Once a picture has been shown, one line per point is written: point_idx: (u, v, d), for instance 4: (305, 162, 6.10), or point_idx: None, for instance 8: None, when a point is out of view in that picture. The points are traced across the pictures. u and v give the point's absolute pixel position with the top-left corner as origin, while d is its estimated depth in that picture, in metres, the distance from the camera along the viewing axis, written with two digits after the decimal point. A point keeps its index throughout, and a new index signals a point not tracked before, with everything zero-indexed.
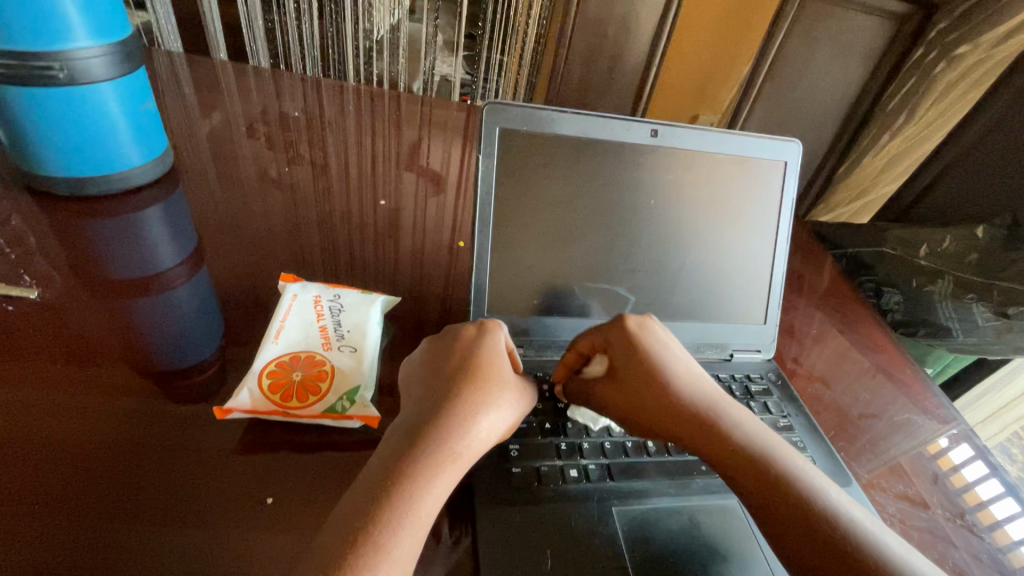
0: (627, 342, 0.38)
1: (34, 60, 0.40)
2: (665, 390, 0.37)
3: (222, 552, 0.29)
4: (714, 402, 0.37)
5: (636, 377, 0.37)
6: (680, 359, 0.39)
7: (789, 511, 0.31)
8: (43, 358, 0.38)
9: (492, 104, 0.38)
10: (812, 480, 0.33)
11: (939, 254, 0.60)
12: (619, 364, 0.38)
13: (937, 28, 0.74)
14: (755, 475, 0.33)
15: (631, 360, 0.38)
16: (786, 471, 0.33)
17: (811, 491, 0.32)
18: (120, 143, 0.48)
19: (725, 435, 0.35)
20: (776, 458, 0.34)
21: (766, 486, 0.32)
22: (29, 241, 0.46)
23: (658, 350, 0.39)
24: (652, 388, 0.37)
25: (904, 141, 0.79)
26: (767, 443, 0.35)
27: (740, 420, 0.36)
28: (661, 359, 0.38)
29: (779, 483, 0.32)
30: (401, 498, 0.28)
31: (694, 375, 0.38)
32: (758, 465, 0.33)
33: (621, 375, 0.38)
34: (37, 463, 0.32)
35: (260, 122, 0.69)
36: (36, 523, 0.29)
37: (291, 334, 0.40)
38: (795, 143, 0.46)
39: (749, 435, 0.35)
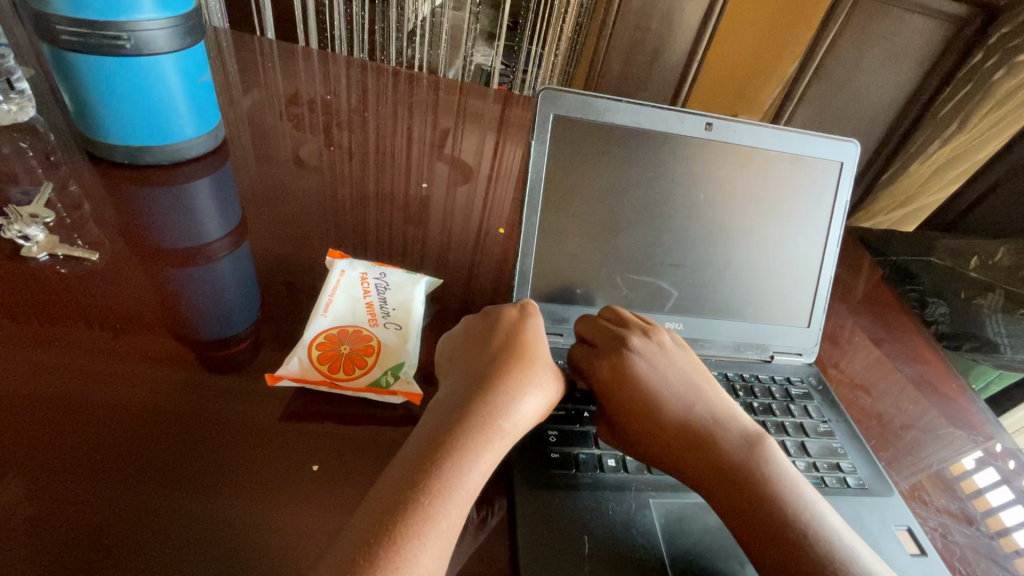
0: (608, 371, 0.38)
1: (105, 30, 0.42)
2: (653, 420, 0.36)
3: (265, 523, 0.30)
4: (709, 426, 0.36)
5: (623, 406, 0.36)
6: (667, 381, 0.38)
7: (765, 542, 0.31)
8: (97, 324, 0.39)
9: (547, 90, 0.38)
10: (801, 504, 0.32)
11: (990, 267, 0.60)
12: (609, 394, 0.37)
13: (999, 33, 0.71)
14: (738, 503, 0.32)
15: (616, 386, 0.37)
16: (778, 492, 0.32)
17: (795, 518, 0.31)
18: (177, 114, 0.49)
19: (719, 463, 0.34)
20: (769, 482, 0.33)
21: (748, 515, 0.32)
22: (84, 207, 0.48)
23: (639, 376, 0.38)
24: (639, 417, 0.36)
25: (955, 148, 0.76)
26: (766, 462, 0.34)
27: (734, 443, 0.35)
28: (645, 385, 0.37)
29: (764, 509, 0.32)
30: (450, 470, 0.28)
31: (683, 398, 0.37)
32: (744, 491, 0.32)
33: (610, 408, 0.37)
34: (94, 425, 0.33)
35: (301, 103, 0.70)
36: (90, 484, 0.30)
37: (339, 307, 0.41)
38: (852, 143, 0.44)
39: (746, 463, 0.34)
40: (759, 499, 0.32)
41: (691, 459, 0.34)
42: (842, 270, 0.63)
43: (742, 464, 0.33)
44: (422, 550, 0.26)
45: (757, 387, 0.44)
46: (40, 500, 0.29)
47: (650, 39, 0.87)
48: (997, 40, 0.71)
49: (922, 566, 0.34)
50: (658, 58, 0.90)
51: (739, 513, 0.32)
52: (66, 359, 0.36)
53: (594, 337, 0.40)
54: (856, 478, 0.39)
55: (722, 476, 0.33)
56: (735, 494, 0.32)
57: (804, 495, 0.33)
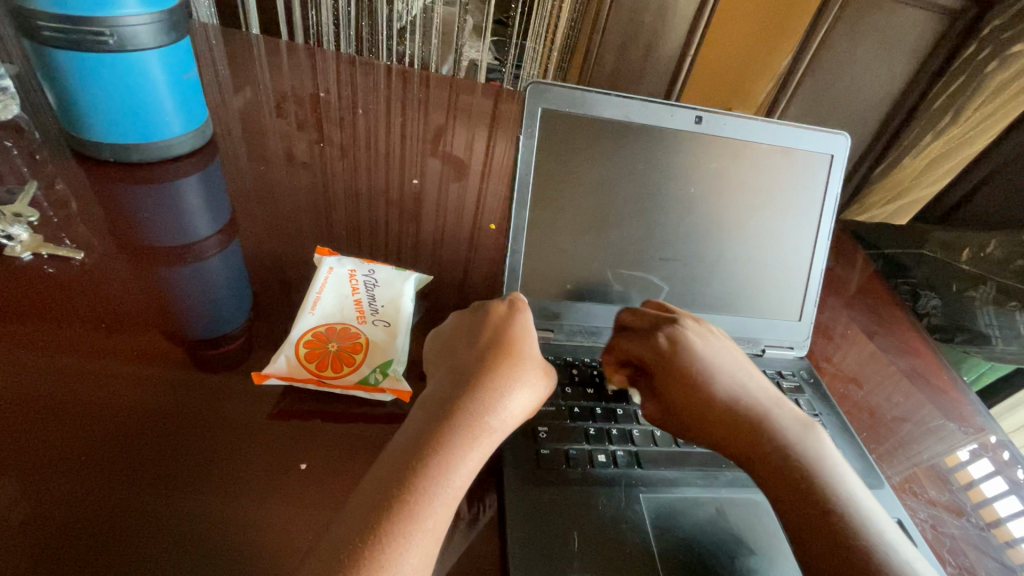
0: (664, 348, 0.38)
1: (87, 25, 0.41)
2: (706, 397, 0.36)
3: (251, 522, 0.30)
4: (763, 407, 0.36)
5: (673, 383, 0.37)
6: (721, 361, 0.38)
7: (810, 518, 0.31)
8: (83, 323, 0.38)
9: (535, 84, 0.38)
10: (848, 489, 0.32)
11: (983, 259, 0.60)
12: (660, 372, 0.38)
13: (993, 24, 0.70)
14: (786, 481, 0.32)
15: (667, 364, 0.38)
16: (823, 475, 0.32)
17: (840, 501, 0.31)
18: (164, 112, 0.48)
19: (767, 442, 0.34)
20: (819, 466, 0.33)
21: (795, 492, 0.32)
22: (71, 205, 0.47)
23: (696, 355, 0.38)
24: (690, 394, 0.36)
25: (947, 143, 0.75)
26: (815, 445, 0.34)
27: (786, 425, 0.35)
28: (700, 362, 0.38)
29: (808, 486, 0.32)
30: (437, 469, 0.28)
31: (739, 378, 0.38)
32: (793, 470, 0.33)
33: (660, 386, 0.38)
34: (77, 426, 0.33)
35: (292, 100, 0.70)
36: (73, 485, 0.30)
37: (327, 305, 0.41)
38: (843, 136, 0.44)
39: (796, 444, 0.34)
40: (807, 478, 0.32)
41: (741, 435, 0.35)
42: (835, 263, 0.63)
43: (793, 445, 0.34)
44: (407, 549, 0.25)
45: None
46: (21, 502, 0.29)
47: (643, 33, 0.87)
48: (991, 32, 0.70)
49: None
50: (651, 52, 0.90)
51: (787, 490, 0.32)
52: (48, 360, 0.36)
53: (641, 324, 0.40)
54: None
55: (774, 454, 0.33)
56: (782, 471, 0.33)
57: (848, 483, 0.33)
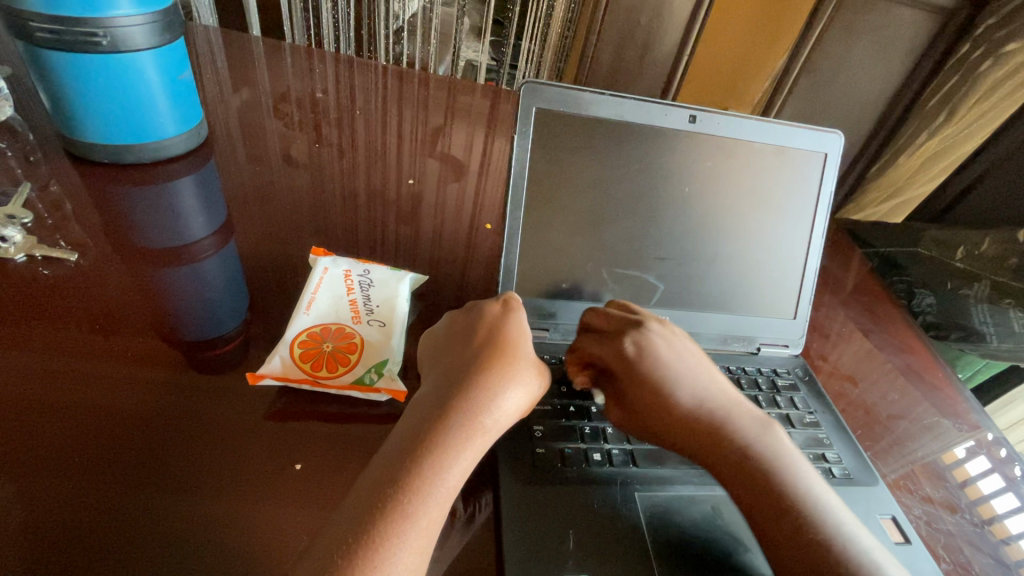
0: (627, 355, 0.39)
1: (80, 26, 0.41)
2: (669, 402, 0.37)
3: (247, 523, 0.30)
4: (724, 411, 0.37)
5: (639, 388, 0.37)
6: (682, 365, 0.39)
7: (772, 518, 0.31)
8: (78, 324, 0.38)
9: (530, 83, 0.38)
10: (809, 486, 0.33)
11: (976, 256, 0.60)
12: (626, 376, 0.38)
13: (985, 25, 0.71)
14: (746, 482, 0.33)
15: (630, 372, 0.38)
16: (781, 473, 0.33)
17: (803, 500, 0.32)
18: (158, 113, 0.48)
19: (727, 445, 0.35)
20: (779, 466, 0.33)
21: (757, 492, 0.32)
22: (66, 206, 0.47)
23: (658, 359, 0.38)
24: (652, 403, 0.37)
25: (943, 140, 0.75)
26: (773, 442, 0.35)
27: (746, 428, 0.35)
28: (662, 368, 0.38)
29: (768, 485, 0.32)
30: (431, 468, 0.28)
31: (700, 383, 0.38)
32: (751, 471, 0.33)
33: (625, 390, 0.38)
34: (70, 427, 0.33)
35: (289, 101, 0.70)
36: (66, 486, 0.30)
37: (322, 305, 0.41)
38: (837, 134, 0.44)
39: (756, 446, 0.34)
40: (769, 478, 0.33)
41: (704, 439, 0.35)
42: (831, 262, 0.63)
43: (752, 447, 0.34)
44: (401, 548, 0.25)
45: (744, 379, 0.44)
46: (14, 503, 0.29)
47: (639, 33, 0.87)
48: (984, 31, 0.71)
49: (906, 554, 0.35)
50: (647, 53, 0.90)
51: (749, 490, 0.33)
52: (42, 362, 0.36)
53: (603, 328, 0.40)
54: (841, 469, 0.39)
55: (736, 457, 0.34)
56: (743, 473, 0.33)
57: (809, 479, 0.33)
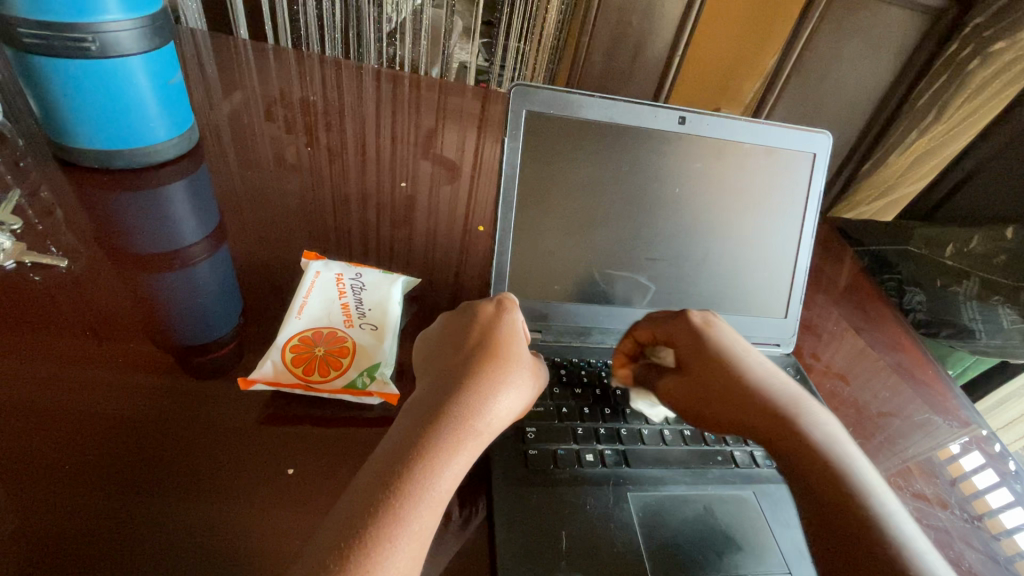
0: (697, 342, 0.39)
1: (68, 32, 0.41)
2: (737, 379, 0.37)
3: (240, 529, 0.30)
4: (792, 396, 0.37)
5: (706, 369, 0.38)
6: (748, 356, 0.39)
7: (832, 498, 0.32)
8: (68, 330, 0.38)
9: (519, 86, 0.38)
10: (870, 481, 0.32)
11: (966, 254, 0.60)
12: (689, 352, 0.39)
13: (972, 23, 0.71)
14: (813, 469, 0.33)
15: (699, 360, 0.39)
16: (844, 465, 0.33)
17: (864, 490, 0.32)
18: (148, 118, 0.48)
19: (793, 430, 0.35)
20: (840, 452, 0.34)
21: (823, 480, 0.32)
22: (56, 213, 0.47)
23: (723, 342, 0.39)
24: (725, 387, 0.37)
25: (933, 138, 0.76)
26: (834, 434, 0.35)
27: (814, 414, 0.36)
28: (730, 357, 0.39)
29: (832, 473, 0.32)
30: (422, 472, 0.28)
31: (766, 372, 0.39)
32: (819, 461, 0.33)
33: (688, 364, 0.39)
34: (59, 435, 0.32)
35: (279, 105, 0.69)
36: (54, 494, 0.30)
37: (314, 309, 0.41)
38: (825, 134, 0.45)
39: (823, 430, 0.35)
40: (829, 460, 0.33)
41: (768, 425, 0.35)
42: (822, 261, 0.63)
43: (814, 429, 0.35)
44: (392, 552, 0.25)
45: None
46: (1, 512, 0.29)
47: (631, 34, 0.88)
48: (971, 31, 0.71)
49: None
50: (640, 52, 0.90)
51: (808, 468, 0.33)
52: (29, 370, 0.35)
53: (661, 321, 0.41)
54: None
55: (802, 443, 0.34)
56: (807, 460, 0.33)
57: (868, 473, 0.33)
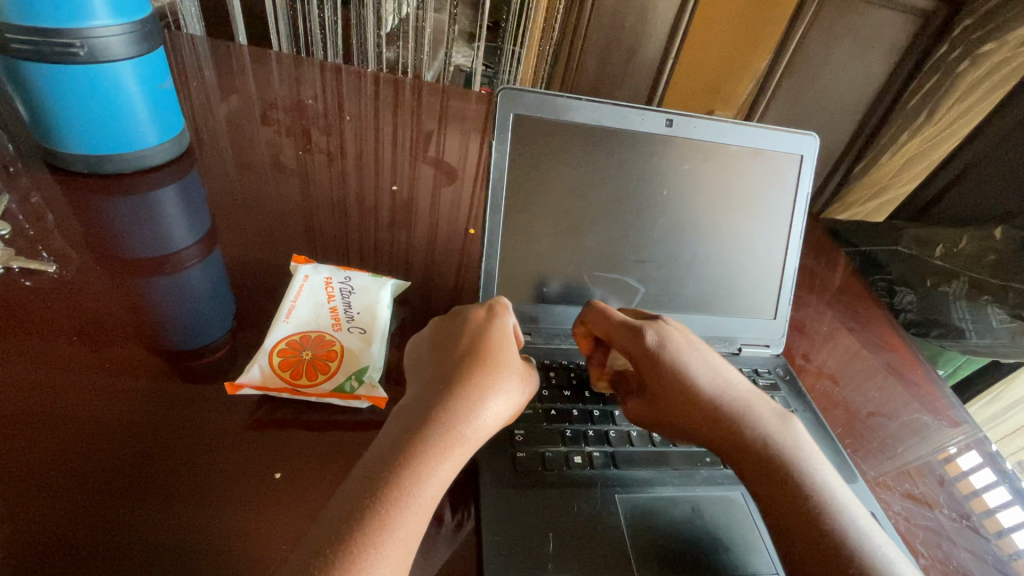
0: (649, 354, 0.37)
1: (56, 37, 0.41)
2: (689, 392, 0.36)
3: (224, 535, 0.30)
4: (745, 403, 0.36)
5: (661, 384, 0.37)
6: (698, 362, 0.38)
7: (790, 510, 0.31)
8: (56, 335, 0.38)
9: (507, 89, 0.38)
10: (832, 491, 0.32)
11: (955, 255, 0.60)
12: (647, 373, 0.37)
13: (962, 25, 0.72)
14: (771, 481, 0.33)
15: (652, 374, 0.37)
16: (802, 476, 0.33)
17: (821, 499, 0.32)
18: (138, 122, 0.48)
19: (748, 440, 0.34)
20: (797, 460, 0.33)
21: (779, 494, 0.32)
22: (46, 217, 0.47)
23: (678, 354, 0.37)
24: (678, 402, 0.36)
25: (923, 141, 0.76)
26: (792, 439, 0.35)
27: (768, 423, 0.35)
28: (682, 369, 0.37)
29: (789, 485, 0.32)
30: (410, 480, 0.28)
31: (718, 377, 0.37)
32: (776, 475, 0.33)
33: (648, 385, 0.38)
34: (41, 442, 0.32)
35: (277, 108, 0.70)
36: (35, 503, 0.30)
37: (302, 313, 0.41)
38: (812, 135, 0.45)
39: (775, 441, 0.34)
40: (786, 471, 0.33)
41: (722, 436, 0.35)
42: (816, 262, 0.63)
43: (764, 439, 0.34)
44: (378, 559, 0.25)
45: None
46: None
47: (625, 35, 0.89)
48: (960, 33, 0.72)
49: None
50: (634, 57, 0.91)
51: (763, 482, 0.33)
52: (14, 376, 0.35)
53: (610, 330, 0.39)
54: None
55: (757, 454, 0.34)
56: (764, 473, 0.33)
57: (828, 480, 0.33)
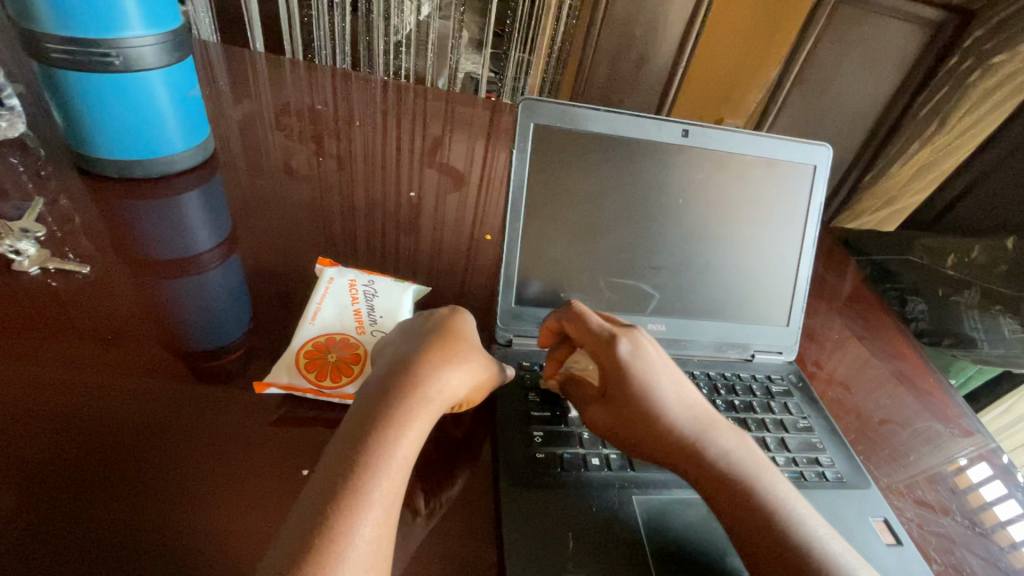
0: (620, 363, 0.36)
1: (93, 47, 0.42)
2: (653, 411, 0.36)
3: (248, 529, 0.31)
4: (701, 422, 0.36)
5: (625, 397, 0.36)
6: (666, 377, 0.37)
7: (752, 535, 0.31)
8: (84, 337, 0.39)
9: (528, 100, 0.39)
10: (795, 511, 0.32)
11: (967, 264, 0.60)
12: (610, 382, 0.37)
13: (973, 36, 0.72)
14: (735, 504, 0.33)
15: (619, 387, 0.36)
16: (763, 498, 0.33)
17: (785, 518, 0.32)
18: (166, 128, 0.50)
19: (708, 460, 0.34)
20: (756, 481, 0.34)
21: (742, 518, 0.32)
22: (74, 220, 0.48)
23: (648, 369, 0.37)
24: (641, 418, 0.36)
25: (934, 151, 0.76)
26: (751, 459, 0.35)
27: (724, 441, 0.35)
28: (650, 382, 0.36)
29: (752, 509, 0.32)
30: (377, 446, 0.29)
31: (683, 394, 0.37)
32: (740, 498, 0.33)
33: (609, 397, 0.36)
34: (27, 435, 0.33)
35: (291, 115, 0.71)
36: (55, 496, 0.30)
37: (327, 315, 0.42)
38: (825, 146, 0.46)
39: (734, 461, 0.34)
40: (746, 488, 0.33)
41: (682, 457, 0.35)
42: (825, 270, 0.64)
43: (725, 460, 0.34)
44: (358, 522, 0.26)
45: (738, 385, 0.45)
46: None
47: (635, 46, 0.90)
48: (972, 44, 0.72)
49: (899, 555, 0.35)
50: (644, 63, 0.92)
51: (726, 506, 0.33)
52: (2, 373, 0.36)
53: (583, 337, 0.38)
54: (834, 473, 0.39)
55: (718, 475, 0.34)
56: (726, 496, 0.33)
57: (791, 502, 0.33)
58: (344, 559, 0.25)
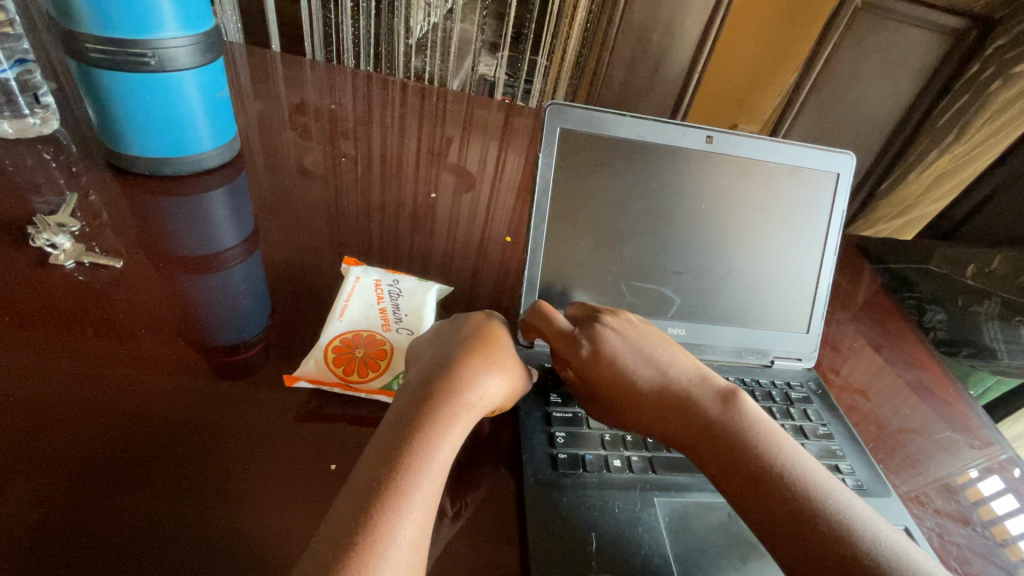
0: (588, 358, 0.38)
1: (130, 47, 0.43)
2: (636, 391, 0.37)
3: (280, 522, 0.31)
4: (692, 392, 0.36)
5: (605, 386, 0.38)
6: (641, 358, 0.38)
7: (759, 496, 0.31)
8: (118, 331, 0.40)
9: (554, 104, 0.40)
10: (808, 472, 0.32)
11: (988, 274, 0.63)
12: (590, 377, 0.38)
13: (994, 45, 0.73)
14: (740, 470, 0.32)
15: (598, 376, 0.38)
16: (769, 459, 0.32)
17: (795, 480, 0.31)
18: (196, 127, 0.51)
19: (707, 426, 0.34)
20: (757, 445, 0.33)
21: (749, 480, 0.32)
22: (105, 216, 0.50)
23: (619, 354, 0.38)
24: (626, 404, 0.37)
25: (954, 158, 0.77)
26: (751, 419, 0.35)
27: (718, 408, 0.35)
28: (624, 366, 0.38)
29: (760, 473, 0.32)
30: (420, 448, 0.29)
31: (660, 369, 0.38)
32: (742, 464, 0.32)
33: (594, 388, 0.38)
34: (68, 428, 0.34)
35: (310, 115, 0.72)
36: (97, 487, 0.31)
37: (354, 312, 0.43)
38: (848, 154, 0.46)
39: (727, 426, 0.34)
40: (737, 451, 0.33)
41: (684, 429, 0.35)
42: (843, 278, 0.64)
43: (725, 425, 0.34)
44: (400, 522, 0.27)
45: (758, 391, 0.45)
46: (18, 503, 0.30)
47: (651, 51, 0.88)
48: (993, 53, 0.73)
49: None
50: (659, 68, 0.90)
51: (730, 472, 0.33)
52: (43, 366, 0.37)
53: (551, 339, 0.39)
54: (855, 480, 0.39)
55: (716, 439, 0.34)
56: (731, 460, 0.33)
57: (802, 463, 0.32)
58: (386, 557, 0.25)
